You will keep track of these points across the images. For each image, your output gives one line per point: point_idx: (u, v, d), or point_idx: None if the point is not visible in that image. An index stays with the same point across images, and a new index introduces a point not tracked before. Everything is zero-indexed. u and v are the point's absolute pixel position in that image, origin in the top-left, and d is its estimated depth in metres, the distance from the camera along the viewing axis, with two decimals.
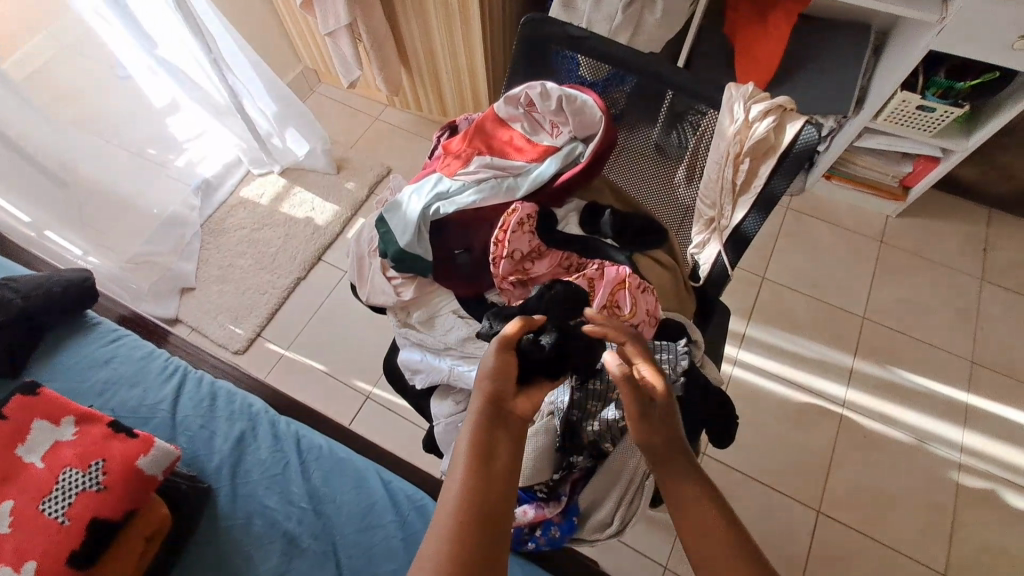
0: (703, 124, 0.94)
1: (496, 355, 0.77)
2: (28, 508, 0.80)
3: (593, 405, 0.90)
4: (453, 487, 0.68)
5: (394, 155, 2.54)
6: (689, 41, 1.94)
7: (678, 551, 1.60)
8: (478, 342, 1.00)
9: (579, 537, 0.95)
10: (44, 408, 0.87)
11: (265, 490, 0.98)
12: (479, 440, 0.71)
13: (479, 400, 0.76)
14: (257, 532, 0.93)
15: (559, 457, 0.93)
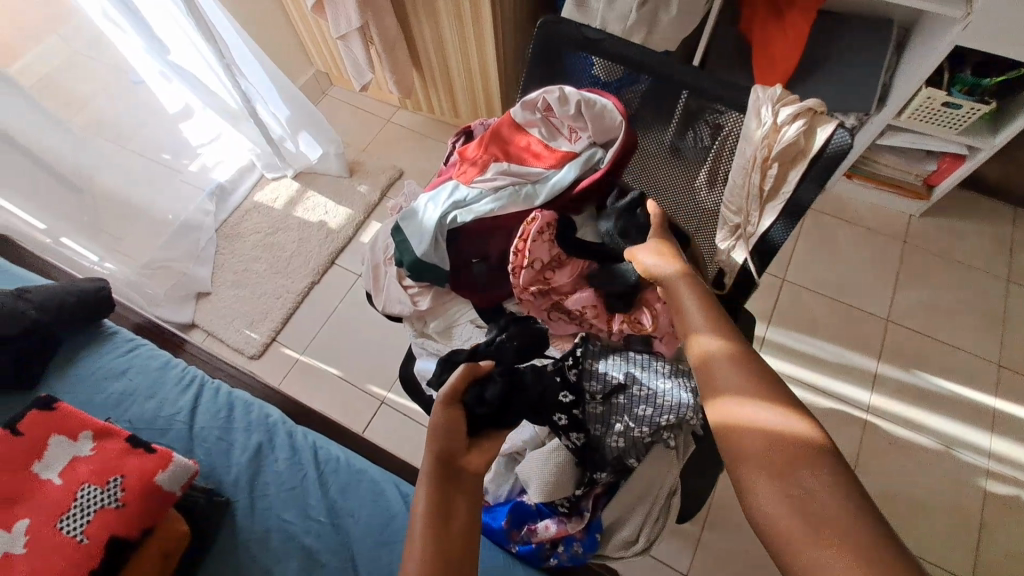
0: (724, 125, 0.91)
1: (441, 411, 0.76)
2: (45, 527, 0.77)
3: (615, 423, 0.87)
4: (413, 549, 0.65)
5: (407, 158, 2.54)
6: (704, 39, 1.90)
7: (698, 559, 1.58)
8: None
9: (601, 553, 0.92)
10: (60, 423, 0.85)
11: (283, 503, 0.97)
12: (433, 499, 0.69)
13: (428, 457, 0.73)
14: (274, 546, 0.92)
15: (579, 472, 0.91)
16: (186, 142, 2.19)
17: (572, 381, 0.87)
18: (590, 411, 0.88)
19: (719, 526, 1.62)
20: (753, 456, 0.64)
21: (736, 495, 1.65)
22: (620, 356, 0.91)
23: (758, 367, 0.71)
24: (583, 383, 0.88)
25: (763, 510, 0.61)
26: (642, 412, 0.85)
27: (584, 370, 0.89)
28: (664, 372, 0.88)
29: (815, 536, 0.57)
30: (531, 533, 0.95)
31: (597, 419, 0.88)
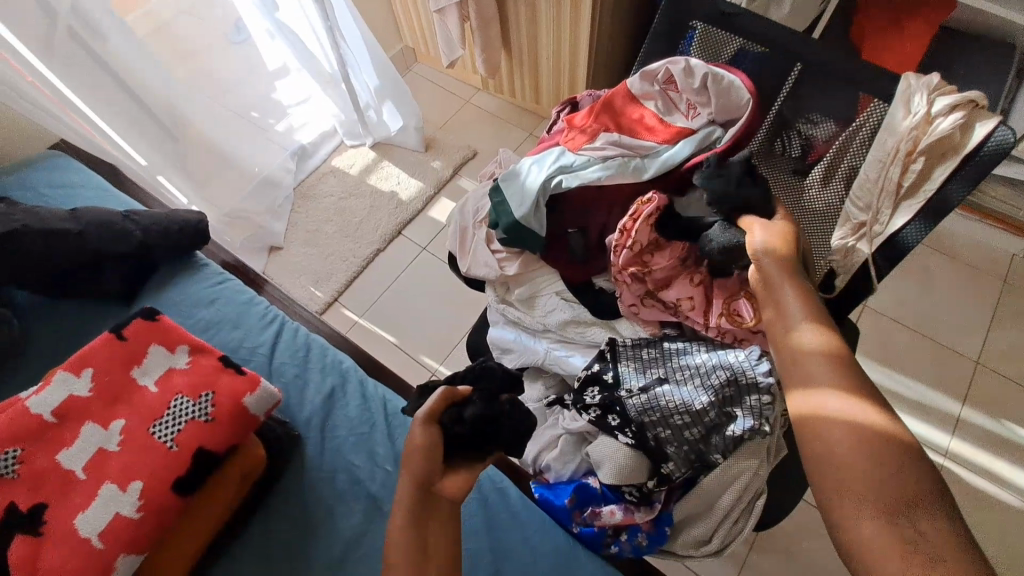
0: (817, 135, 0.91)
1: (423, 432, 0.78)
2: (139, 429, 0.79)
3: (675, 419, 0.81)
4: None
5: (480, 140, 2.54)
6: (827, 15, 1.72)
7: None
8: (580, 327, 0.97)
9: (667, 548, 0.88)
10: (162, 335, 0.88)
11: (351, 446, 0.97)
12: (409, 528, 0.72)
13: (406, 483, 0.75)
14: (341, 486, 0.93)
15: (652, 465, 0.84)
16: (278, 101, 2.26)
17: (607, 381, 0.88)
18: (634, 406, 0.83)
19: (768, 551, 1.53)
20: (827, 444, 0.61)
21: (792, 522, 1.55)
22: (655, 349, 0.89)
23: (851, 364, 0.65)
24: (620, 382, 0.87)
25: (839, 512, 0.57)
26: (689, 386, 0.82)
27: (618, 370, 0.88)
28: (702, 348, 0.86)
29: (884, 539, 0.54)
30: (594, 517, 0.90)
31: (652, 416, 0.82)
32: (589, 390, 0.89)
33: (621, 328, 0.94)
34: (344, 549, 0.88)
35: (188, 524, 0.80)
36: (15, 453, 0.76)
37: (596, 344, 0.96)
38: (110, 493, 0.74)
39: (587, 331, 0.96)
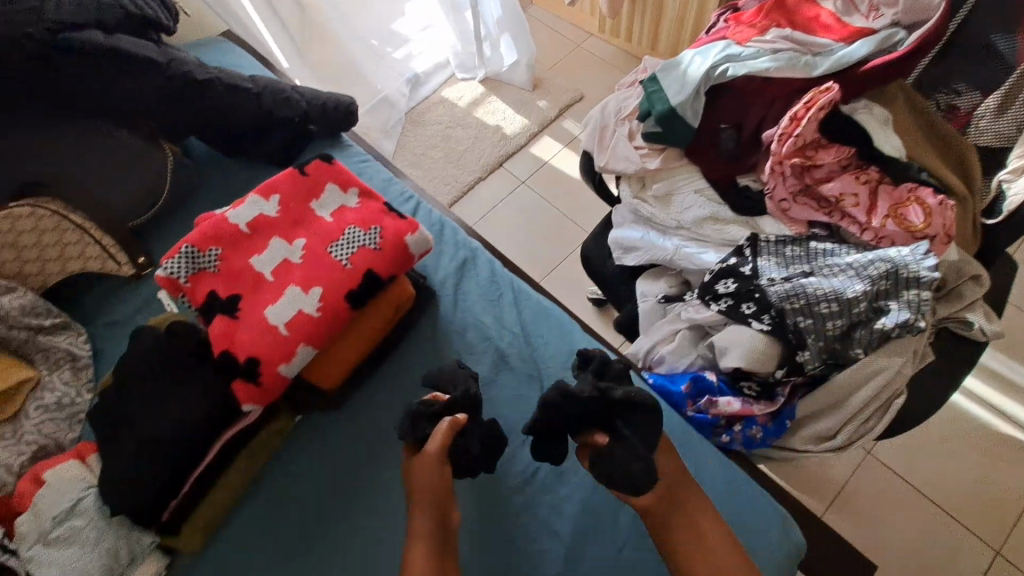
0: (961, 104, 0.94)
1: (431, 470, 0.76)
2: (318, 248, 0.89)
3: (821, 308, 0.81)
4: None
5: (585, 84, 2.53)
6: None
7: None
8: (717, 225, 0.96)
9: (784, 442, 0.89)
10: (335, 175, 0.96)
11: (480, 309, 1.04)
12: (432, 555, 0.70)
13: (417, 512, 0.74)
14: (470, 339, 1.00)
15: (786, 355, 0.84)
16: (405, 27, 2.40)
17: (745, 273, 0.88)
18: (777, 293, 0.83)
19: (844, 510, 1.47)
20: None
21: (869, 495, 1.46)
22: (801, 247, 0.88)
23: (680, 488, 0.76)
24: (759, 275, 0.87)
25: None
26: (837, 279, 0.82)
27: (757, 265, 0.88)
28: (850, 249, 0.86)
29: None
30: (710, 404, 0.92)
31: (795, 304, 0.82)
32: (723, 280, 0.91)
33: (765, 225, 0.93)
34: None
35: (350, 335, 0.89)
36: (215, 253, 0.88)
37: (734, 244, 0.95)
38: (294, 293, 0.84)
39: (724, 229, 0.95)
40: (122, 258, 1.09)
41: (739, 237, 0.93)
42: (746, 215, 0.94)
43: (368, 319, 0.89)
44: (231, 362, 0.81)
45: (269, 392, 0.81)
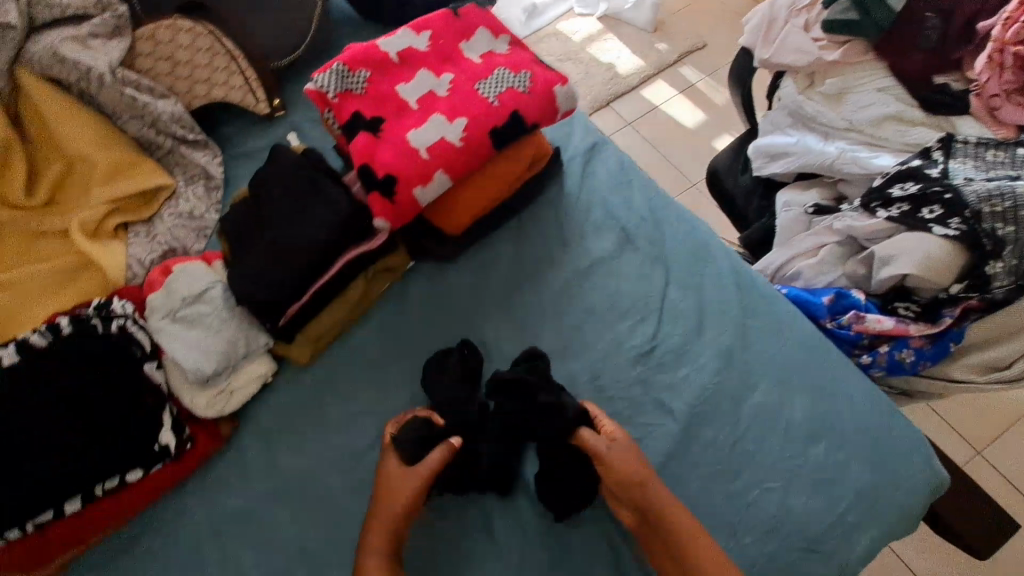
0: None
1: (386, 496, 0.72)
2: (465, 85, 0.86)
3: None
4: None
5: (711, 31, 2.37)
6: None
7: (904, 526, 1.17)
8: (900, 127, 0.86)
9: (940, 370, 0.80)
10: (488, 21, 0.92)
11: (607, 190, 0.98)
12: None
13: (372, 523, 0.70)
14: (595, 216, 0.95)
15: (970, 264, 0.74)
16: None
17: (934, 175, 0.78)
18: (974, 194, 0.74)
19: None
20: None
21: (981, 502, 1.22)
22: (1005, 154, 0.78)
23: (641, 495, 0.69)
24: (949, 178, 0.77)
25: None
26: None
27: (949, 168, 0.78)
28: None
29: None
30: (855, 321, 0.83)
31: (996, 206, 0.72)
32: (901, 183, 0.81)
33: (962, 128, 0.83)
34: (591, 263, 0.91)
35: (482, 181, 0.86)
36: (364, 76, 0.87)
37: (918, 147, 0.85)
38: (438, 121, 0.81)
39: (909, 131, 0.85)
40: (260, 95, 1.09)
41: (927, 139, 0.84)
42: (940, 116, 0.84)
43: (504, 166, 0.86)
44: (370, 176, 0.80)
45: (401, 213, 0.80)
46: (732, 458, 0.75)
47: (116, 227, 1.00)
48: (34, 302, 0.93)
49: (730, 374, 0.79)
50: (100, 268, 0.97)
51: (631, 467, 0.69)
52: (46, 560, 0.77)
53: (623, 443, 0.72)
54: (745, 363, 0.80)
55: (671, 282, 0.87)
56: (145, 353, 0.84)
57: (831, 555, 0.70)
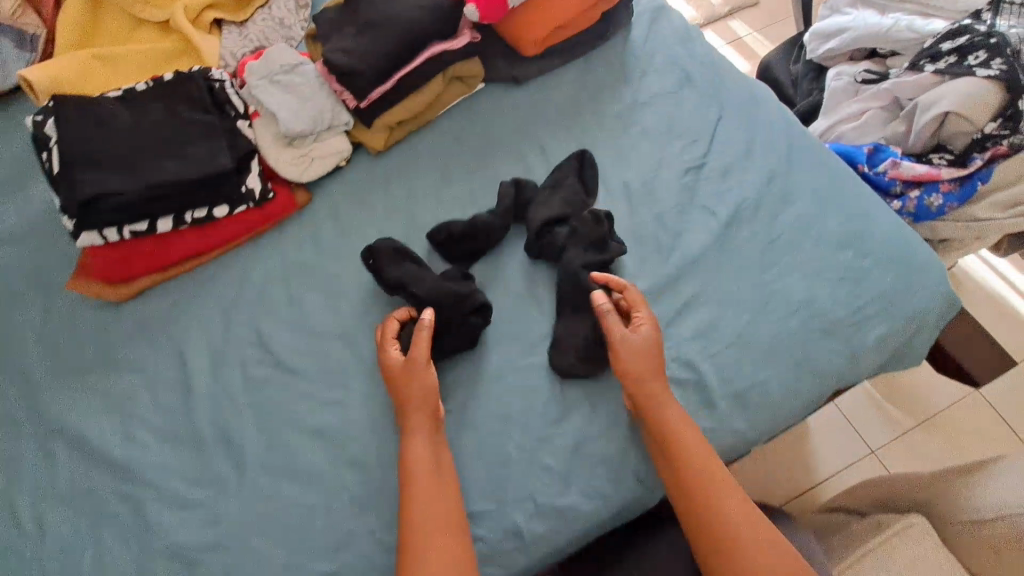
0: None
1: (419, 389, 0.72)
2: None
3: None
4: (417, 521, 0.65)
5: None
6: None
7: (898, 447, 1.25)
8: None
9: (964, 210, 0.88)
10: None
11: (670, 39, 1.04)
12: (433, 465, 0.69)
13: (409, 404, 0.72)
14: (658, 59, 1.01)
15: (1005, 101, 0.83)
16: None
17: (980, 31, 0.86)
18: (1015, 36, 0.83)
19: (940, 435, 1.25)
20: (735, 550, 0.61)
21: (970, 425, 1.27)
22: None
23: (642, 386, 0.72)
24: (993, 32, 0.85)
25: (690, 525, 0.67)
26: None
27: (992, 23, 0.86)
28: None
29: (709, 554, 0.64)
30: (891, 167, 0.90)
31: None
32: (949, 40, 0.89)
33: None
34: (651, 96, 0.97)
35: None
36: None
37: (968, 12, 0.94)
38: None
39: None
40: None
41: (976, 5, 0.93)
42: None
43: None
44: None
45: (491, 4, 0.90)
46: (766, 255, 0.83)
47: (211, 22, 1.06)
48: (132, 72, 1.01)
49: (772, 189, 0.87)
50: (194, 52, 1.03)
51: (639, 364, 0.72)
52: (132, 273, 0.87)
53: (647, 336, 0.74)
54: (786, 182, 0.88)
55: (724, 117, 0.95)
56: (239, 113, 0.89)
57: (845, 339, 0.79)
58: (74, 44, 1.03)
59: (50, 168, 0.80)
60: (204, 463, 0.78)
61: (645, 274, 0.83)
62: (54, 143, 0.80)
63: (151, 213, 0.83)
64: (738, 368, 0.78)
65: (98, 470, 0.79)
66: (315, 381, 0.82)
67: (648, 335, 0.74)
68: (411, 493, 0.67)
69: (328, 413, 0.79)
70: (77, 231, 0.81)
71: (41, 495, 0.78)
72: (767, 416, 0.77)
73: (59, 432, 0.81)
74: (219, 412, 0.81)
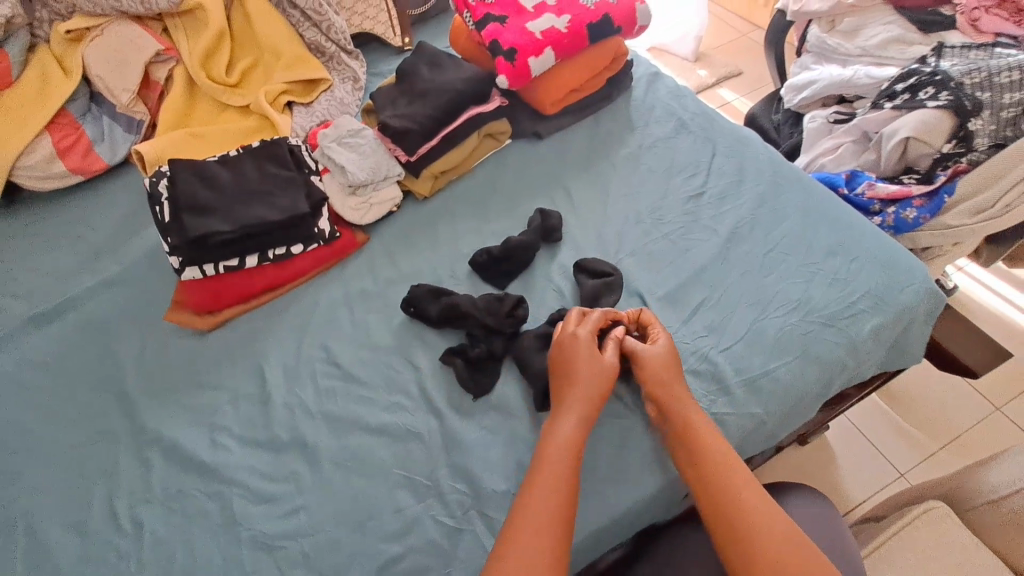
0: None
1: (587, 382, 0.76)
2: None
3: (1000, 80, 0.98)
4: (534, 490, 0.67)
5: (757, 31, 2.54)
6: None
7: (926, 469, 1.29)
8: (900, 48, 1.15)
9: (939, 220, 1.00)
10: None
11: (666, 97, 1.23)
12: (574, 451, 0.72)
13: (575, 391, 0.76)
14: (657, 112, 1.21)
15: (957, 125, 0.99)
16: None
17: (926, 73, 1.04)
18: (955, 73, 1.00)
19: (964, 455, 1.30)
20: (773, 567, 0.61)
21: (990, 440, 1.32)
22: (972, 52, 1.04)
23: (662, 376, 0.79)
24: (935, 72, 1.03)
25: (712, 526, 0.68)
26: (1008, 63, 0.98)
27: (932, 65, 1.05)
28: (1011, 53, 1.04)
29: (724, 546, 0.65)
30: (868, 188, 1.04)
31: (974, 79, 0.99)
32: (901, 83, 1.07)
33: (950, 39, 1.12)
34: (654, 140, 1.15)
35: (576, 67, 1.15)
36: None
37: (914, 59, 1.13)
38: (550, 16, 1.11)
39: (907, 50, 1.14)
40: (398, 34, 1.42)
41: (920, 54, 1.12)
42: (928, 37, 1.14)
43: (592, 57, 1.16)
44: (497, 49, 1.10)
45: (519, 75, 1.10)
46: (764, 264, 0.94)
47: (285, 104, 1.28)
48: (222, 144, 1.22)
49: (766, 209, 1.01)
50: (271, 127, 1.25)
51: (659, 367, 0.79)
52: (220, 305, 1.01)
53: (664, 346, 0.81)
54: (778, 203, 1.02)
55: (718, 153, 1.11)
56: (312, 169, 1.08)
57: (843, 330, 0.87)
58: (173, 124, 1.25)
59: (161, 218, 0.97)
60: (282, 462, 0.85)
61: (661, 283, 0.95)
62: (167, 199, 0.98)
63: (241, 251, 0.99)
64: (748, 360, 0.85)
65: (190, 474, 0.85)
66: (375, 387, 0.91)
67: (662, 345, 0.81)
68: (539, 469, 0.70)
69: (393, 415, 0.88)
70: (182, 267, 0.97)
71: (135, 498, 0.84)
72: (785, 399, 0.83)
73: (154, 441, 0.89)
74: (295, 417, 0.89)
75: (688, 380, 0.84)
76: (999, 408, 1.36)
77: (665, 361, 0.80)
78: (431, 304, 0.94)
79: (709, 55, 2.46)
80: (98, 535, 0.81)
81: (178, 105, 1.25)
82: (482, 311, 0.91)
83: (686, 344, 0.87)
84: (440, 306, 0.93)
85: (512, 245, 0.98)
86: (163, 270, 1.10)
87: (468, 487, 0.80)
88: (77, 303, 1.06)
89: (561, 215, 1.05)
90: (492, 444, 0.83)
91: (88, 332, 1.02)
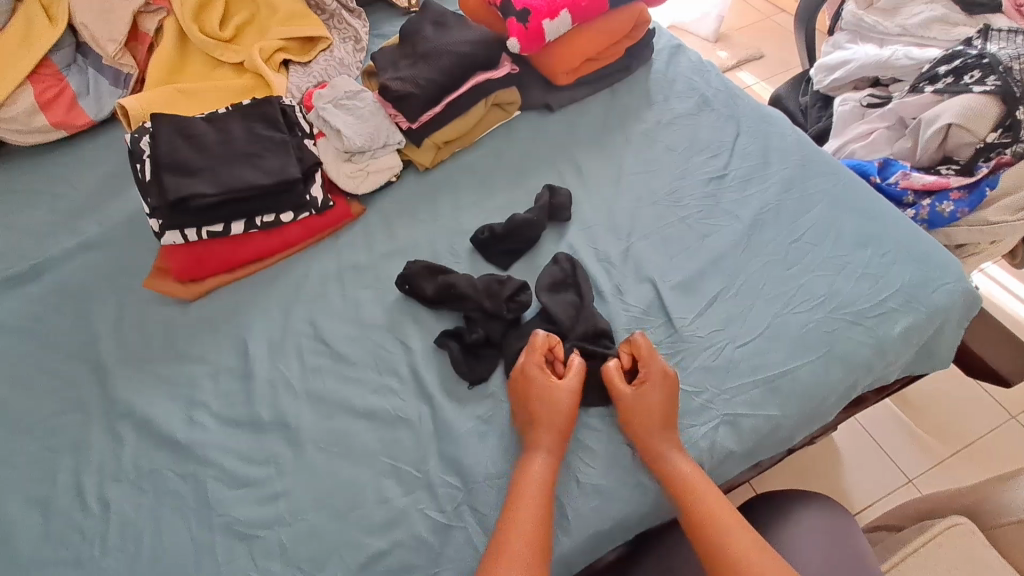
0: None
1: (547, 422, 0.72)
2: None
3: None
4: (510, 543, 0.62)
5: (782, 14, 2.43)
6: None
7: (935, 476, 1.24)
8: (944, 28, 1.07)
9: (978, 215, 0.93)
10: None
11: (686, 70, 1.15)
12: (545, 492, 0.68)
13: (542, 425, 0.72)
14: (678, 87, 1.12)
15: (1004, 113, 0.91)
16: None
17: (971, 56, 0.96)
18: (1005, 56, 0.93)
19: (976, 464, 1.25)
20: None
21: (1005, 448, 1.26)
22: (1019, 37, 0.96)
23: (648, 419, 0.72)
24: (978, 56, 0.95)
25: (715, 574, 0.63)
26: None
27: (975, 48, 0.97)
28: None
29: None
30: (901, 178, 0.97)
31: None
32: (943, 66, 0.99)
33: (995, 21, 1.04)
34: (674, 116, 1.08)
35: (594, 31, 1.07)
36: None
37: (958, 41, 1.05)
38: None
39: (951, 30, 1.06)
40: None
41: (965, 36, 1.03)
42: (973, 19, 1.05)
43: (612, 21, 1.08)
44: (509, 10, 1.02)
45: (532, 38, 1.02)
46: (789, 256, 0.87)
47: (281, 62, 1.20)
48: (214, 102, 1.15)
49: (791, 196, 0.94)
50: (266, 85, 1.17)
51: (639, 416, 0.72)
52: (204, 273, 0.94)
53: (652, 391, 0.73)
54: (805, 188, 0.95)
55: (741, 133, 1.04)
56: (306, 133, 1.01)
57: (872, 330, 0.81)
58: (162, 79, 1.17)
59: (142, 176, 0.91)
60: (262, 444, 0.80)
61: (675, 269, 0.88)
62: (147, 156, 0.91)
63: (226, 217, 0.92)
64: (766, 357, 0.79)
65: (163, 451, 0.80)
66: (365, 368, 0.85)
67: (655, 394, 0.73)
68: (510, 516, 0.65)
69: (381, 398, 0.82)
70: (162, 231, 0.90)
71: (104, 476, 0.79)
72: (803, 401, 0.77)
73: (128, 416, 0.83)
74: (278, 395, 0.83)
75: (700, 377, 0.78)
76: (1017, 416, 1.30)
77: (660, 401, 0.73)
78: (430, 281, 0.88)
79: (731, 36, 2.35)
80: (64, 514, 0.76)
81: (167, 57, 1.17)
82: (484, 295, 0.85)
83: (700, 336, 0.81)
84: (437, 284, 0.87)
85: (515, 222, 0.91)
86: (146, 234, 1.04)
87: (460, 480, 0.75)
88: (54, 265, 1.00)
89: (570, 191, 0.98)
90: (485, 436, 0.78)
91: (63, 296, 0.96)
